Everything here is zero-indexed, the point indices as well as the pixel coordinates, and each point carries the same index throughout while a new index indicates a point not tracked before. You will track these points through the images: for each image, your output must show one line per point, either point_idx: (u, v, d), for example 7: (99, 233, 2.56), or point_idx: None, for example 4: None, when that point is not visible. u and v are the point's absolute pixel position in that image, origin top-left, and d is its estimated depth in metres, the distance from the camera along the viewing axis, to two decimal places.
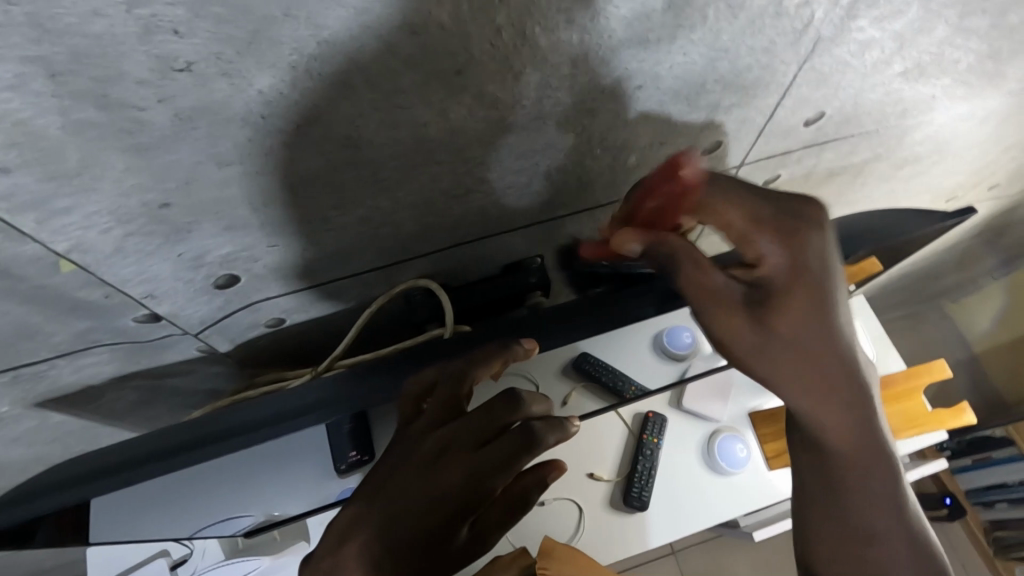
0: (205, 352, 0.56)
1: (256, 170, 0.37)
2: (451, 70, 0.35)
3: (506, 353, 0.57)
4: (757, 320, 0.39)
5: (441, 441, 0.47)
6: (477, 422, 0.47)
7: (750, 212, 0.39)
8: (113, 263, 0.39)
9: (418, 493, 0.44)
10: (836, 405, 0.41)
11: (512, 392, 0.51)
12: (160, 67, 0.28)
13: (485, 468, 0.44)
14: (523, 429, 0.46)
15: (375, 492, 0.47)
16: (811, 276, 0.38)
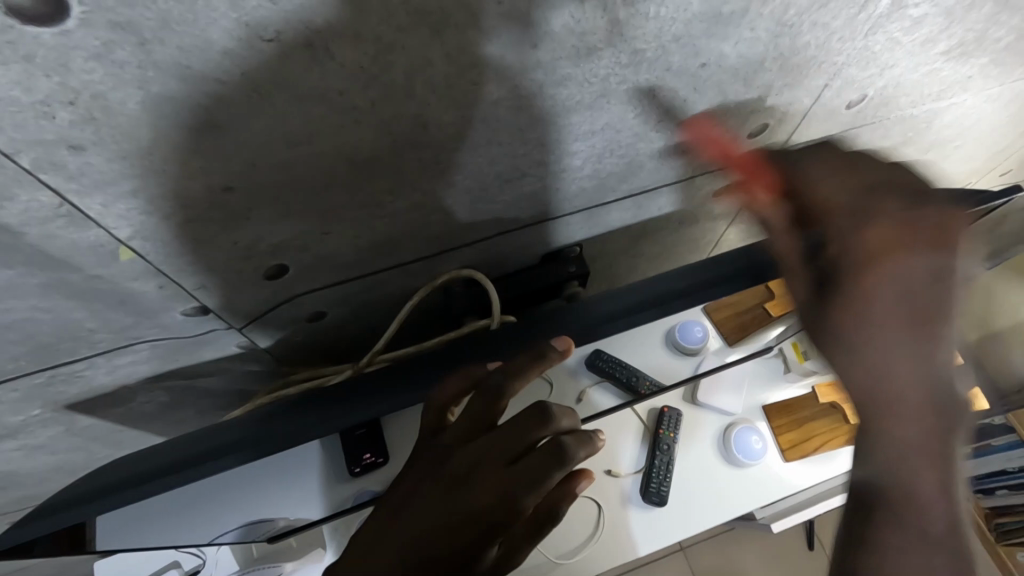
0: (243, 349, 0.54)
1: (322, 150, 0.36)
2: (528, 45, 0.34)
3: (541, 359, 0.51)
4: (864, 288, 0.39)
5: (473, 455, 0.46)
6: (510, 438, 0.47)
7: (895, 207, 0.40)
8: (169, 252, 0.37)
9: (447, 507, 0.44)
10: (906, 421, 0.34)
11: (544, 409, 0.50)
12: (247, 35, 0.27)
13: (515, 486, 0.44)
14: (553, 446, 0.47)
15: (412, 492, 0.47)
16: (906, 263, 0.38)
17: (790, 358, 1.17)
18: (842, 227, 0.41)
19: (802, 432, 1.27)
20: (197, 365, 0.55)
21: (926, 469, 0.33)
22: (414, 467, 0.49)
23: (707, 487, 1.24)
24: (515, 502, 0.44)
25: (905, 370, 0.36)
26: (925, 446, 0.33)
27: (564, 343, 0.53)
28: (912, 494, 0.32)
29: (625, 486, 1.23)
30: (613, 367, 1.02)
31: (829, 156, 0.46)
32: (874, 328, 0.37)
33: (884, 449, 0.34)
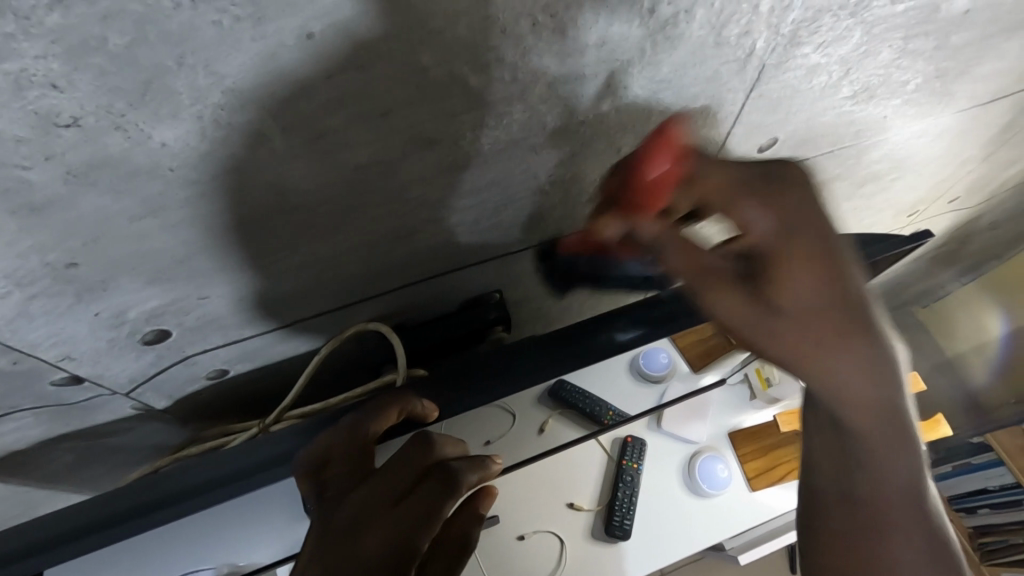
0: (140, 410, 0.52)
1: (175, 224, 0.35)
2: (377, 113, 0.33)
3: (406, 402, 0.53)
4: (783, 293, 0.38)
5: (362, 502, 0.46)
6: (394, 477, 0.48)
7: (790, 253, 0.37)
8: (18, 328, 0.36)
9: (345, 556, 0.42)
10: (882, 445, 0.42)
11: (425, 437, 0.51)
12: (40, 122, 0.25)
13: (408, 521, 0.45)
14: (442, 474, 0.49)
15: (307, 556, 0.44)
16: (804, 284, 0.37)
17: (755, 385, 1.18)
18: (751, 215, 0.37)
19: (768, 460, 1.27)
20: (95, 425, 0.53)
21: (851, 436, 0.43)
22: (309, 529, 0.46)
23: (672, 517, 1.22)
24: (409, 538, 0.44)
25: (861, 384, 0.40)
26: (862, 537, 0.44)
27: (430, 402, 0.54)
28: (874, 486, 0.43)
29: (590, 519, 1.21)
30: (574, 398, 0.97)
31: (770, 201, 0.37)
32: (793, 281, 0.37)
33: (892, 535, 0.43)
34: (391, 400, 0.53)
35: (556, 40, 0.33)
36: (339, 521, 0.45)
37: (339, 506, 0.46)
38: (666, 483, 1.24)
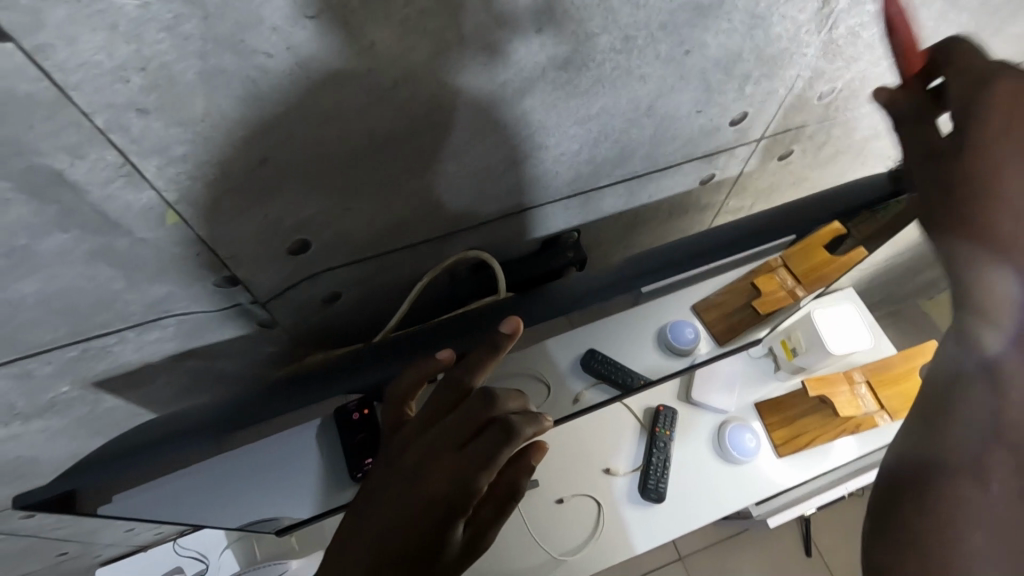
0: (263, 328, 0.58)
1: (351, 128, 0.40)
2: (533, 29, 0.38)
3: (495, 350, 0.53)
4: (978, 256, 0.37)
5: (432, 442, 0.52)
6: (454, 432, 0.52)
7: (1000, 170, 0.36)
8: (207, 221, 0.41)
9: (404, 490, 0.49)
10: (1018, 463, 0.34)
11: (489, 396, 0.54)
12: (294, 12, 0.31)
13: (465, 469, 0.50)
14: (505, 422, 0.52)
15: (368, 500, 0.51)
16: (977, 406, 0.36)
17: (779, 356, 1.28)
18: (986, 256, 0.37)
19: (794, 428, 1.29)
20: (216, 345, 0.58)
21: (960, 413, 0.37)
22: (379, 468, 0.53)
23: (700, 484, 1.26)
24: (463, 482, 0.50)
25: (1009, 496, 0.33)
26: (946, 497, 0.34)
27: (511, 322, 0.53)
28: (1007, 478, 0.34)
29: (625, 485, 1.24)
30: (607, 369, 1.03)
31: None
32: (1011, 158, 0.36)
33: (951, 433, 0.36)
34: (482, 355, 0.54)
35: None
36: (407, 464, 0.51)
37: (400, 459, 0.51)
38: (697, 455, 1.28)
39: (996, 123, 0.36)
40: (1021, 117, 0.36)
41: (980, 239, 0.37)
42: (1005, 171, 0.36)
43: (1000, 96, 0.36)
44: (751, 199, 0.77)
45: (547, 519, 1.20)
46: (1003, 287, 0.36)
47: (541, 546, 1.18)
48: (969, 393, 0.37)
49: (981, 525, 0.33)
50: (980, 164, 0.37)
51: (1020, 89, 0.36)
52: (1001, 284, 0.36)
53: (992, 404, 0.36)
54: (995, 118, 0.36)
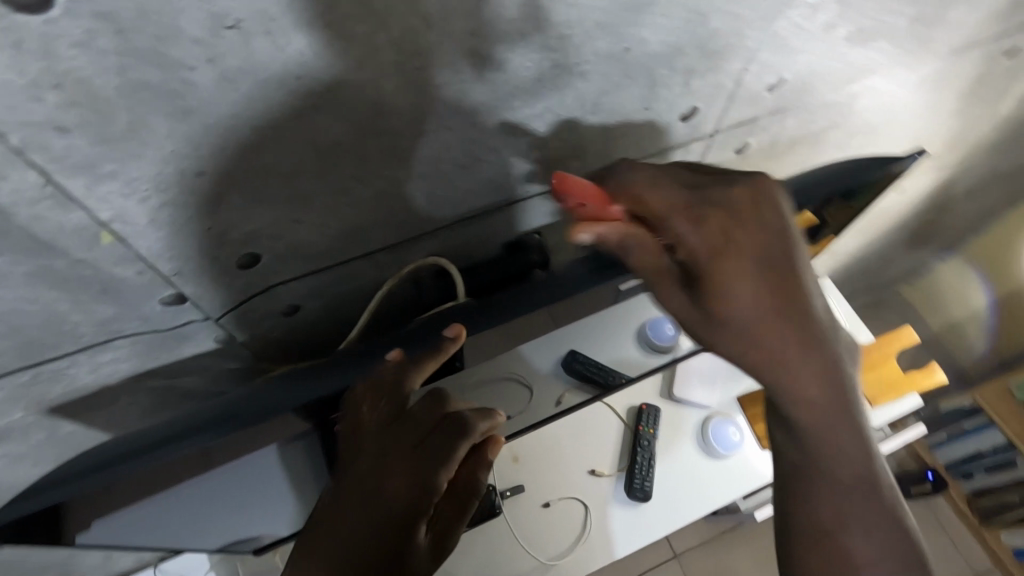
0: (221, 345, 0.57)
1: (290, 137, 0.40)
2: (467, 31, 0.38)
3: (443, 348, 0.54)
4: (714, 329, 0.48)
5: (384, 445, 0.52)
6: (414, 435, 0.54)
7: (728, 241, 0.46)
8: (148, 238, 0.41)
9: (367, 492, 0.49)
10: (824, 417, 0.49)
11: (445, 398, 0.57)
12: (211, 24, 0.31)
13: (425, 467, 0.52)
14: (453, 422, 0.55)
15: (331, 505, 0.49)
16: (778, 342, 0.47)
17: None
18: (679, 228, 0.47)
19: None
20: (176, 364, 0.57)
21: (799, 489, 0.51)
22: (342, 475, 0.51)
23: (687, 479, 1.26)
24: (423, 483, 0.51)
25: (848, 440, 0.50)
26: (834, 565, 0.49)
27: (455, 326, 0.53)
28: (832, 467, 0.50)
29: (612, 485, 1.24)
30: (590, 370, 1.04)
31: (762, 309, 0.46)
32: (726, 244, 0.46)
33: (823, 459, 0.50)
34: (428, 356, 0.55)
35: None
36: (358, 470, 0.51)
37: (367, 457, 0.52)
38: (682, 450, 1.28)
39: (727, 253, 0.46)
40: (716, 235, 0.46)
41: (760, 361, 0.47)
42: (749, 272, 0.46)
43: (709, 225, 0.47)
44: None
45: (535, 523, 1.19)
46: (801, 376, 0.48)
47: (529, 549, 1.18)
48: (853, 499, 0.50)
49: (859, 542, 0.49)
50: (722, 292, 0.46)
51: (753, 199, 0.48)
52: (800, 374, 0.47)
53: (846, 445, 0.50)
54: (701, 248, 0.46)
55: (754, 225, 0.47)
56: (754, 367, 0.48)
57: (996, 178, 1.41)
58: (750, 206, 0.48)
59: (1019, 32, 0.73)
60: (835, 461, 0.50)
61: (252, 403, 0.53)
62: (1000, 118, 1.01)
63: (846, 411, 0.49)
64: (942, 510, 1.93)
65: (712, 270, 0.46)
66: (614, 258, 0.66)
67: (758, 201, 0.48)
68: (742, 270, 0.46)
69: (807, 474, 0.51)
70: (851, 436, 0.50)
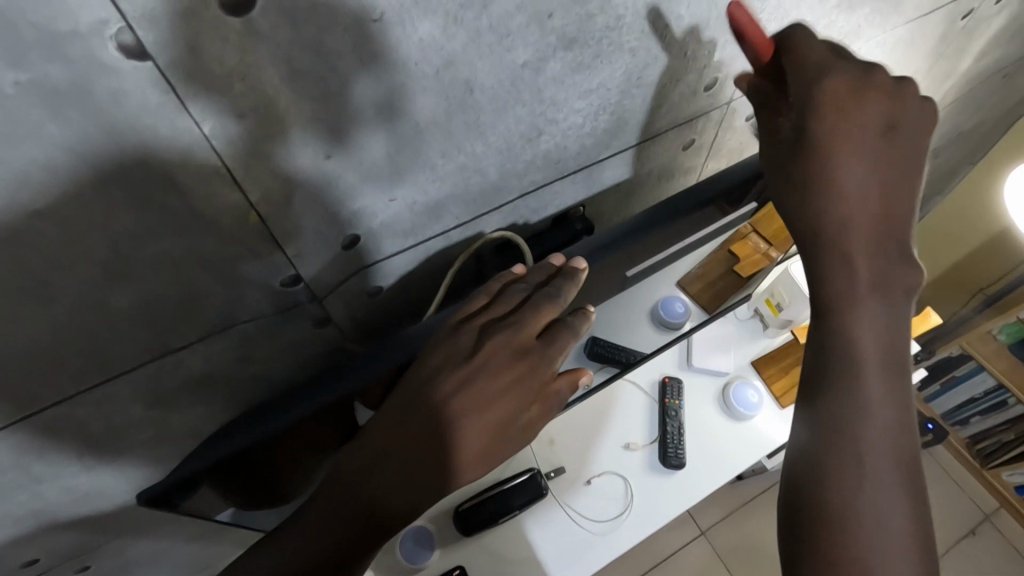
0: (315, 329, 0.62)
1: (401, 118, 0.46)
2: (547, 14, 0.45)
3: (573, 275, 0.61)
4: (839, 163, 0.47)
5: (490, 346, 0.56)
6: (516, 342, 0.57)
7: (838, 85, 0.48)
8: (279, 219, 0.46)
9: (435, 403, 0.53)
10: (866, 326, 0.45)
11: (556, 298, 0.59)
12: (362, 16, 0.37)
13: (518, 378, 0.56)
14: (552, 336, 0.59)
15: (403, 411, 0.53)
16: (839, 217, 0.46)
17: (767, 314, 1.39)
18: (815, 113, 0.48)
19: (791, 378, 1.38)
20: (274, 353, 0.62)
21: (835, 395, 0.44)
22: (437, 365, 0.55)
23: (714, 443, 1.33)
24: (513, 392, 0.55)
25: (877, 328, 0.45)
26: (841, 500, 0.41)
27: (581, 259, 0.63)
28: (858, 373, 0.44)
29: (647, 456, 1.29)
30: (610, 351, 1.13)
31: (866, 200, 0.46)
32: (844, 157, 0.47)
33: (857, 408, 0.43)
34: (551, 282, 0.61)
35: None
36: (452, 377, 0.54)
37: (445, 372, 0.55)
38: (706, 417, 1.35)
39: (843, 132, 0.47)
40: (867, 111, 0.48)
41: (849, 299, 0.45)
42: (846, 162, 0.46)
43: (851, 97, 0.48)
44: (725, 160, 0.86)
45: (580, 501, 1.24)
46: (862, 279, 0.45)
47: (578, 525, 1.22)
48: (887, 422, 0.43)
49: (885, 563, 0.38)
50: (825, 173, 0.47)
51: (877, 100, 0.49)
52: (861, 276, 0.45)
53: (881, 410, 0.43)
54: (829, 121, 0.47)
55: (858, 137, 0.47)
56: (832, 235, 0.46)
57: (957, 136, 1.53)
58: (894, 108, 0.49)
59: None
60: (875, 452, 0.42)
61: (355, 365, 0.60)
62: (958, 78, 1.12)
63: (899, 399, 0.44)
64: (945, 458, 2.03)
65: (818, 134, 0.47)
66: (652, 221, 0.73)
67: (891, 108, 0.49)
68: (858, 140, 0.47)
69: (844, 386, 0.44)
70: (887, 405, 0.43)
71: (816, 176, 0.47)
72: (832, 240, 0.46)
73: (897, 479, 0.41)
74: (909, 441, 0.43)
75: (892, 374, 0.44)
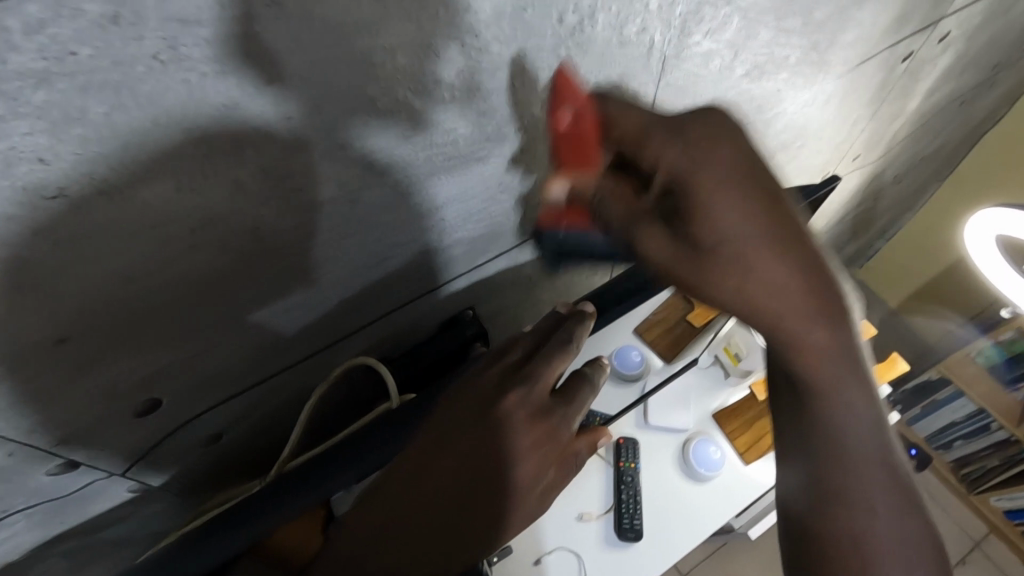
0: (135, 492, 0.52)
1: (157, 283, 0.36)
2: (337, 145, 0.36)
3: (583, 322, 0.56)
4: (712, 201, 0.33)
5: (509, 401, 0.49)
6: (533, 402, 0.50)
7: (659, 130, 0.35)
8: (12, 416, 0.37)
9: (454, 460, 0.47)
10: (824, 364, 0.36)
11: (570, 347, 0.54)
12: (29, 198, 0.27)
13: (544, 429, 0.50)
14: (569, 388, 0.53)
15: (426, 468, 0.48)
16: (734, 232, 0.33)
17: (726, 363, 1.21)
18: (658, 149, 0.35)
19: (756, 431, 1.18)
20: (89, 521, 0.53)
21: (812, 429, 0.37)
22: (438, 421, 0.50)
23: (679, 510, 1.09)
24: (537, 446, 0.49)
25: (836, 363, 0.36)
26: (828, 475, 0.37)
27: (592, 304, 0.59)
28: (839, 405, 0.36)
29: (601, 531, 1.05)
30: None
31: (750, 207, 0.33)
32: (710, 172, 0.33)
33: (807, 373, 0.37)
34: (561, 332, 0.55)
35: (482, 59, 0.37)
36: (463, 426, 0.49)
37: (458, 425, 0.49)
38: (666, 479, 1.12)
39: (706, 168, 0.33)
40: (705, 147, 0.34)
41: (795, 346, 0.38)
42: (716, 180, 0.33)
43: (692, 138, 0.34)
44: None
45: None
46: (781, 307, 0.34)
47: None
48: (858, 453, 0.37)
49: (886, 530, 0.36)
50: (709, 203, 0.33)
51: (715, 135, 0.34)
52: (807, 334, 0.35)
53: (857, 437, 0.37)
54: (680, 157, 0.34)
55: (720, 160, 0.33)
56: (724, 290, 0.34)
57: (918, 162, 1.45)
58: (713, 123, 0.34)
59: (911, 39, 0.75)
60: (844, 445, 0.37)
61: (296, 473, 0.53)
62: (909, 116, 1.04)
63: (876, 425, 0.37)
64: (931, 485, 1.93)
65: (700, 181, 0.33)
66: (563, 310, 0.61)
67: (721, 128, 0.34)
68: (728, 172, 0.33)
69: (811, 399, 0.37)
70: (868, 426, 0.37)
71: (694, 243, 0.34)
72: (764, 317, 0.35)
73: (879, 505, 0.36)
74: (881, 440, 0.37)
75: (857, 391, 0.37)
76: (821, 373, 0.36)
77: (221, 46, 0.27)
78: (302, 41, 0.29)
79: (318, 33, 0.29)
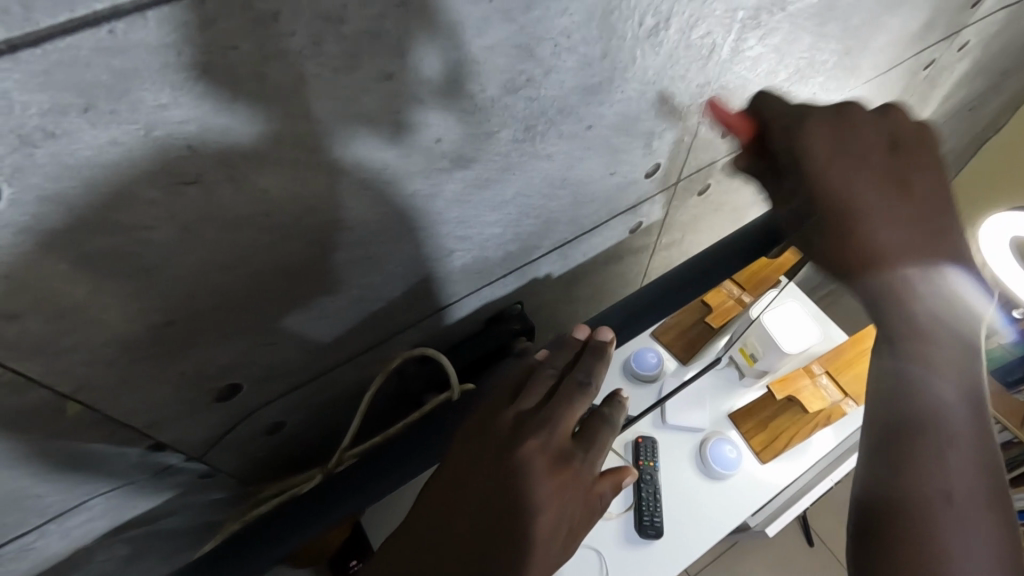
0: (204, 478, 0.54)
1: (256, 270, 0.38)
2: (432, 139, 0.38)
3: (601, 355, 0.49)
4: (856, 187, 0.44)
5: (525, 446, 0.42)
6: (552, 450, 0.42)
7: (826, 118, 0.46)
8: (117, 398, 0.39)
9: (467, 508, 0.40)
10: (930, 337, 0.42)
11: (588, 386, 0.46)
12: (170, 183, 0.29)
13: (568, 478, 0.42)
14: (591, 428, 0.46)
15: (435, 511, 0.41)
16: (872, 215, 0.43)
17: (741, 363, 1.21)
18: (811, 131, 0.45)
19: (770, 432, 1.18)
20: (153, 508, 0.54)
21: (912, 386, 0.41)
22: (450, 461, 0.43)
23: (695, 509, 1.09)
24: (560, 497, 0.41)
25: (943, 339, 0.42)
26: (904, 438, 0.39)
27: (605, 331, 0.51)
28: (931, 370, 0.41)
29: (620, 527, 1.05)
30: None
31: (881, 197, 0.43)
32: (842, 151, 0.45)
33: (900, 319, 0.43)
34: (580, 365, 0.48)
35: (569, 58, 0.39)
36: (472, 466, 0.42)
37: (468, 466, 0.42)
38: (681, 478, 1.12)
39: (852, 165, 0.44)
40: (863, 135, 0.45)
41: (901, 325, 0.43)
42: (857, 188, 0.44)
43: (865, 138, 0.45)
44: (680, 233, 0.79)
45: None
46: (906, 269, 0.42)
47: None
48: (966, 417, 0.39)
49: (953, 484, 0.37)
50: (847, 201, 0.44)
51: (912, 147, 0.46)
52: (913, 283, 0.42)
53: (951, 397, 0.40)
54: (817, 152, 0.45)
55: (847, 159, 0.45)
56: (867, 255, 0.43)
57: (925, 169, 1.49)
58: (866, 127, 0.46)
59: (933, 46, 0.78)
60: (940, 399, 0.40)
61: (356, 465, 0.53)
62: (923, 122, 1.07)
63: (967, 399, 0.40)
64: None
65: (818, 168, 0.45)
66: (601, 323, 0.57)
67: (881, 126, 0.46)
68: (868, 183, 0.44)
69: (914, 362, 0.41)
70: (961, 398, 0.40)
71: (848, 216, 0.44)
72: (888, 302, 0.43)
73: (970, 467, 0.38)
74: (974, 416, 0.40)
75: (961, 362, 0.41)
76: (942, 347, 0.42)
77: (353, 44, 0.29)
78: (421, 38, 0.31)
79: (435, 30, 0.31)
